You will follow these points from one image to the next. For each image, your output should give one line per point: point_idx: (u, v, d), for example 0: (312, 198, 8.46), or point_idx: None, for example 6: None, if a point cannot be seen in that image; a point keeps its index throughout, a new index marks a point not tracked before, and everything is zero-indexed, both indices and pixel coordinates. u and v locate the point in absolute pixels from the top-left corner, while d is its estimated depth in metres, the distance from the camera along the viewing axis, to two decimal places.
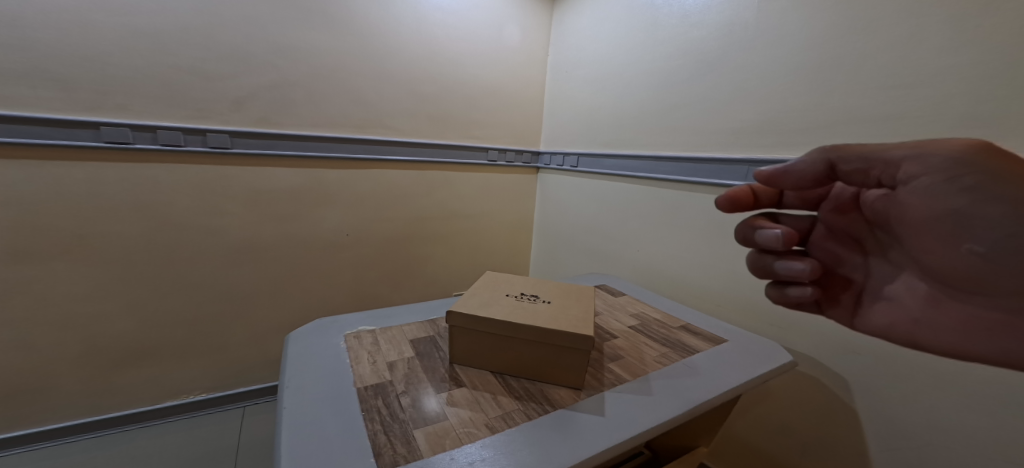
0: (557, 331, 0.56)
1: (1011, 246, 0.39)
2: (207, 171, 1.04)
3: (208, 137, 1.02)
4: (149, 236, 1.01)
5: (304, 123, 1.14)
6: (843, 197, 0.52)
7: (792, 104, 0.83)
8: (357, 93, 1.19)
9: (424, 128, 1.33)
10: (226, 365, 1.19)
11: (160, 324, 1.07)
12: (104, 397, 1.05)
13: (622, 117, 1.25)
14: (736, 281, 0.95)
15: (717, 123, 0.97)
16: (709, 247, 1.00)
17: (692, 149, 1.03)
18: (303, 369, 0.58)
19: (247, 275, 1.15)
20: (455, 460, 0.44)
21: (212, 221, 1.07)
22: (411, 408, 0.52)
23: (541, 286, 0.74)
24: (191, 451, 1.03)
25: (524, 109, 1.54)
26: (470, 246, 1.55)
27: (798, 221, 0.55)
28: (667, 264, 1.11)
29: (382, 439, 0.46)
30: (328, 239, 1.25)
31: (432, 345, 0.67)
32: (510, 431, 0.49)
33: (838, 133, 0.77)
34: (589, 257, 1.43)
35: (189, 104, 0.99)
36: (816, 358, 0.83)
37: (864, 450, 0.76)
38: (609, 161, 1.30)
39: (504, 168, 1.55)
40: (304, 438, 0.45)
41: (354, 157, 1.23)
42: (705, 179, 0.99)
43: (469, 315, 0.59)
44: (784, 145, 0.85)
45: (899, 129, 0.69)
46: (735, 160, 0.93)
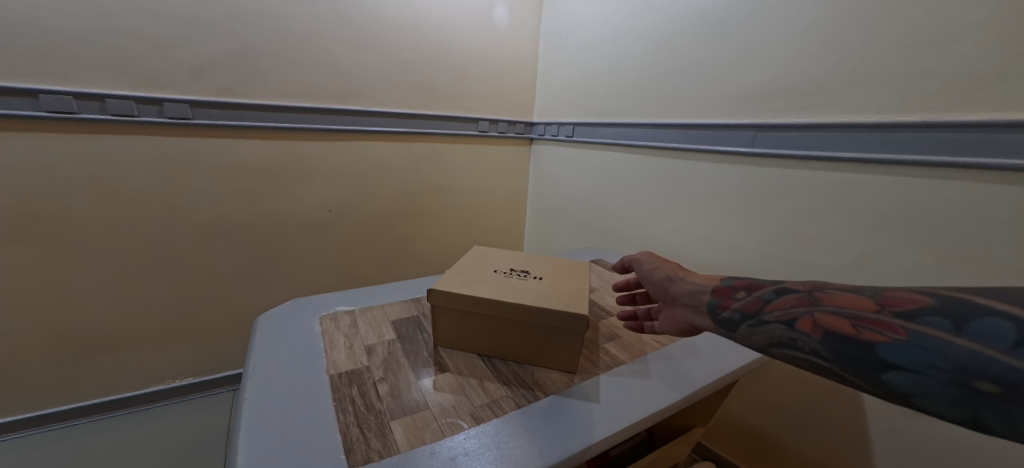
0: (546, 310, 0.51)
1: (651, 282, 0.62)
2: (170, 143, 0.96)
3: (165, 106, 0.93)
4: (108, 215, 0.94)
5: (275, 94, 1.05)
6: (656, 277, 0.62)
7: (805, 66, 0.76)
8: (331, 60, 1.09)
9: (410, 101, 1.25)
10: (209, 347, 1.15)
11: (132, 310, 1.02)
12: (79, 384, 1.01)
13: (619, 86, 1.17)
14: (736, 254, 0.90)
15: (722, 89, 0.90)
16: (711, 218, 0.95)
17: (694, 116, 0.96)
18: (269, 355, 0.53)
19: (222, 256, 1.09)
20: (435, 455, 0.39)
21: (178, 198, 1.00)
22: (389, 396, 0.47)
23: (531, 261, 0.68)
24: (177, 438, 1.01)
25: (516, 78, 1.45)
26: (461, 223, 1.50)
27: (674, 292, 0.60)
28: (664, 238, 1.06)
29: (355, 432, 0.41)
30: (310, 217, 1.19)
31: (415, 326, 0.63)
32: (497, 421, 0.44)
33: (852, 96, 0.70)
34: (583, 232, 1.39)
35: (140, 72, 0.90)
36: None
37: (864, 431, 0.74)
38: (605, 130, 1.23)
39: (496, 139, 1.47)
40: (266, 434, 0.40)
41: (332, 129, 1.15)
42: (707, 147, 0.93)
43: (453, 294, 0.53)
44: (794, 110, 0.78)
45: (924, 88, 0.62)
46: (741, 125, 0.86)
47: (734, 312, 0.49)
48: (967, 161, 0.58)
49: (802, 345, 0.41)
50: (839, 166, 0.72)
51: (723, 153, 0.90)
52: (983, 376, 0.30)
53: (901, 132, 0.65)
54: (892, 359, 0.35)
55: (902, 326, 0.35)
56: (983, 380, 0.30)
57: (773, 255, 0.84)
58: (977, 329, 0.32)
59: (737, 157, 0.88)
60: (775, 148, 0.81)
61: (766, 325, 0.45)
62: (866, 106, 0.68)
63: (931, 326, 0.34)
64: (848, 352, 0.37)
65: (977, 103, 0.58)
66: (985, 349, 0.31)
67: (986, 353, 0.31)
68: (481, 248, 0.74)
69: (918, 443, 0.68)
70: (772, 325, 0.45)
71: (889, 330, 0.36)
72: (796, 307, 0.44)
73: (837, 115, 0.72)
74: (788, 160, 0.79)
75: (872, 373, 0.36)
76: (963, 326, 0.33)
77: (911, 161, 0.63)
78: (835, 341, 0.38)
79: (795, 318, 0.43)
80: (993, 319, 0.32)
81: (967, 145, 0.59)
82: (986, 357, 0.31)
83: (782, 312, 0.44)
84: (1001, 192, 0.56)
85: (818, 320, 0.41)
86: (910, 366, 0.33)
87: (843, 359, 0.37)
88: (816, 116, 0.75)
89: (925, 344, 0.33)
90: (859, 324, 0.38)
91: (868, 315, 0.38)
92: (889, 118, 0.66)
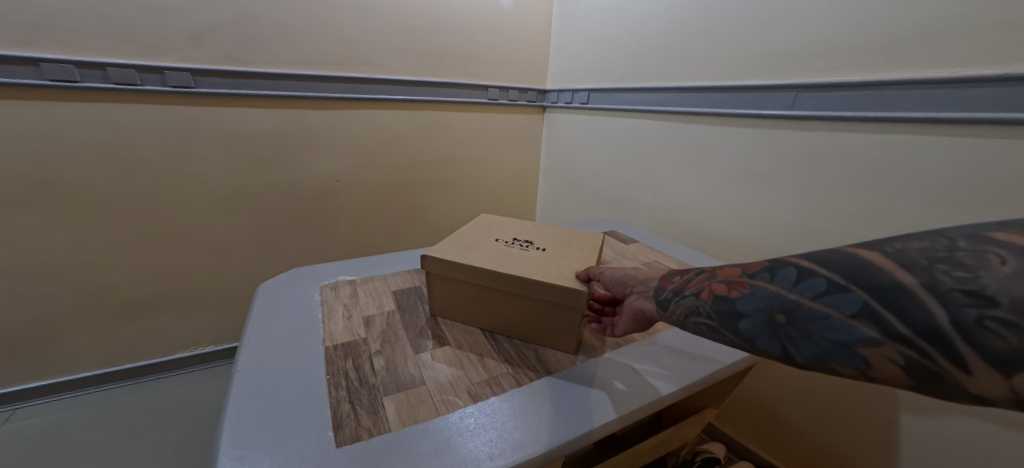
0: (543, 284, 0.47)
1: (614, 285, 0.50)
2: (173, 113, 0.94)
3: (167, 75, 0.91)
4: (119, 187, 0.94)
5: (278, 61, 1.01)
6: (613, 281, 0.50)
7: (862, 18, 0.65)
8: (333, 25, 1.04)
9: (417, 67, 1.19)
10: (230, 316, 1.19)
11: (151, 282, 1.05)
12: (106, 349, 1.05)
13: (641, 49, 1.08)
14: (766, 226, 0.84)
15: (762, 46, 0.80)
16: (739, 188, 0.88)
17: (725, 79, 0.87)
18: (266, 325, 0.51)
19: (234, 227, 1.09)
20: (429, 433, 0.37)
21: (186, 168, 0.99)
22: (385, 370, 0.45)
23: (537, 232, 0.64)
24: (202, 404, 1.06)
25: (529, 42, 1.36)
26: (472, 195, 1.46)
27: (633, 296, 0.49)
28: (685, 209, 1.01)
29: (346, 408, 0.39)
30: (318, 187, 1.17)
31: (416, 297, 0.60)
32: (495, 399, 0.42)
33: (917, 49, 0.60)
34: (597, 203, 1.33)
35: (139, 39, 0.86)
36: None
37: (893, 417, 0.69)
38: (625, 96, 1.15)
39: (507, 108, 1.41)
40: (255, 408, 0.38)
41: (336, 97, 1.10)
42: (739, 112, 0.85)
43: (449, 262, 0.50)
44: (844, 69, 0.69)
45: (1017, 36, 0.52)
46: (780, 86, 0.78)
47: (662, 291, 0.46)
48: None
49: (698, 312, 0.42)
50: (894, 129, 0.64)
51: (759, 117, 0.82)
52: (783, 312, 0.35)
53: (980, 88, 0.55)
54: (740, 308, 0.38)
55: (747, 281, 0.39)
56: (781, 314, 0.36)
57: (811, 228, 0.77)
58: (781, 276, 0.37)
59: (774, 121, 0.80)
60: (818, 111, 0.73)
61: (675, 296, 0.44)
62: (932, 59, 0.59)
63: (761, 278, 0.38)
64: (722, 310, 0.40)
65: None
66: (783, 289, 0.36)
67: (784, 293, 0.36)
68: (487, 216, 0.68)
69: (953, 431, 0.62)
70: (679, 296, 0.44)
71: (741, 286, 0.39)
72: (698, 278, 0.44)
73: (892, 73, 0.63)
74: (833, 123, 0.71)
75: (731, 325, 0.39)
76: (775, 274, 0.38)
77: (984, 119, 0.55)
78: (716, 301, 0.40)
79: (695, 287, 0.43)
80: (789, 268, 0.37)
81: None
82: (784, 296, 0.36)
83: (692, 284, 0.44)
84: None
85: (710, 287, 0.42)
86: (750, 312, 0.37)
87: (719, 317, 0.40)
88: (870, 74, 0.66)
89: (759, 293, 0.38)
90: (728, 284, 0.40)
91: (732, 276, 0.41)
92: (960, 73, 0.57)
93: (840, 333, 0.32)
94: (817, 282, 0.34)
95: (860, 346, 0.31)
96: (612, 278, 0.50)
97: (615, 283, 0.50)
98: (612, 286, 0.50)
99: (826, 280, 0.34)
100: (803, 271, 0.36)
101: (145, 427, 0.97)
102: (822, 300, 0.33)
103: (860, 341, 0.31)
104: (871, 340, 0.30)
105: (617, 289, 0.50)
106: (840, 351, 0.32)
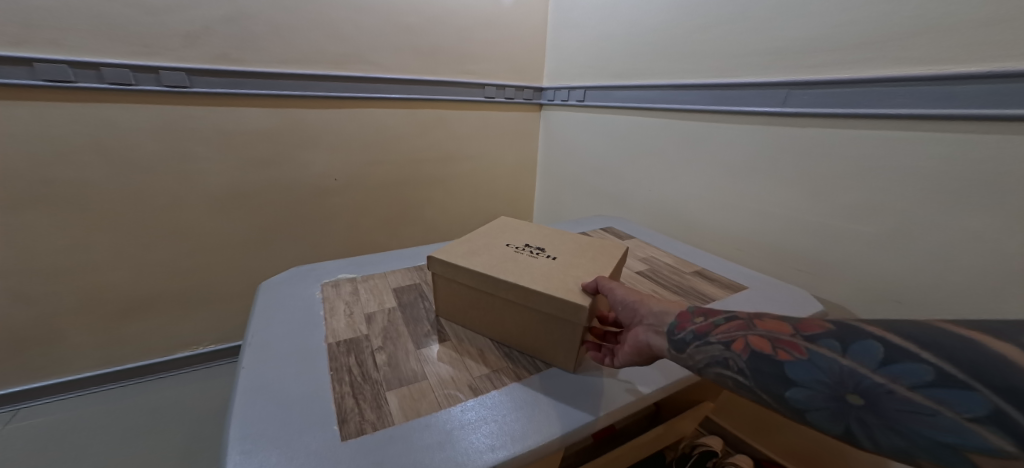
0: (541, 294, 0.45)
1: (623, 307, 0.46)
2: (168, 112, 0.93)
3: (162, 74, 0.90)
4: (115, 187, 0.93)
5: (274, 60, 1.01)
6: (622, 303, 0.46)
7: (850, 16, 0.67)
8: (329, 24, 1.04)
9: (414, 65, 1.19)
10: (228, 315, 1.19)
11: (150, 281, 1.05)
12: (104, 349, 1.05)
13: (636, 46, 1.09)
14: (760, 221, 0.86)
15: (754, 44, 0.81)
16: (733, 183, 0.89)
17: (719, 76, 0.89)
18: (269, 322, 0.52)
19: (231, 227, 1.09)
20: (432, 427, 0.38)
21: (182, 168, 0.99)
22: (387, 365, 0.46)
23: (553, 239, 0.62)
24: (202, 403, 1.06)
25: (525, 40, 1.36)
26: (469, 193, 1.47)
27: (641, 325, 0.45)
28: (681, 205, 1.02)
29: (350, 403, 0.40)
30: (316, 185, 1.17)
31: (417, 294, 0.61)
32: (496, 392, 0.43)
33: (903, 46, 0.62)
34: (595, 199, 1.34)
35: (133, 39, 0.86)
36: (846, 307, 0.74)
37: None
38: (621, 93, 1.15)
39: (504, 106, 1.41)
40: (261, 404, 0.39)
41: (333, 95, 1.10)
42: (732, 108, 0.86)
43: (450, 264, 0.51)
44: (833, 65, 0.70)
45: (998, 33, 0.54)
46: (770, 83, 0.79)
47: (679, 331, 0.41)
48: None
49: (727, 364, 0.37)
50: (882, 124, 0.65)
51: (752, 114, 0.83)
52: (859, 392, 0.30)
53: (963, 84, 0.57)
54: (793, 375, 0.33)
55: (805, 345, 0.34)
56: (857, 395, 0.30)
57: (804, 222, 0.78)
58: (858, 350, 0.31)
59: (767, 117, 0.81)
60: (809, 107, 0.74)
61: (699, 341, 0.39)
62: (918, 57, 0.60)
63: (825, 345, 0.33)
64: (764, 371, 0.34)
65: None
66: (864, 367, 0.30)
67: (862, 371, 0.30)
68: (506, 220, 0.69)
69: None
70: (704, 343, 0.39)
71: (795, 349, 0.34)
72: (729, 327, 0.39)
73: (879, 70, 0.65)
74: (823, 119, 0.72)
75: (776, 391, 0.34)
76: (847, 346, 0.32)
77: (975, 116, 0.56)
78: (756, 359, 0.35)
79: (727, 337, 0.38)
80: (871, 341, 0.31)
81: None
82: (863, 375, 0.30)
83: (725, 333, 0.38)
84: None
85: (747, 340, 0.37)
86: (806, 383, 0.32)
87: (758, 378, 0.35)
88: (859, 71, 0.67)
89: (821, 363, 0.32)
90: (775, 343, 0.35)
91: (780, 334, 0.36)
92: (943, 70, 0.58)
93: (948, 434, 0.26)
94: (918, 368, 0.28)
95: (976, 455, 0.25)
96: (622, 300, 0.46)
97: (624, 307, 0.46)
98: (620, 307, 0.47)
99: (931, 368, 0.28)
100: (892, 350, 0.30)
101: (146, 426, 0.98)
102: (922, 391, 0.27)
103: (976, 449, 0.25)
104: (995, 452, 0.24)
105: (624, 312, 0.46)
106: (942, 455, 0.26)
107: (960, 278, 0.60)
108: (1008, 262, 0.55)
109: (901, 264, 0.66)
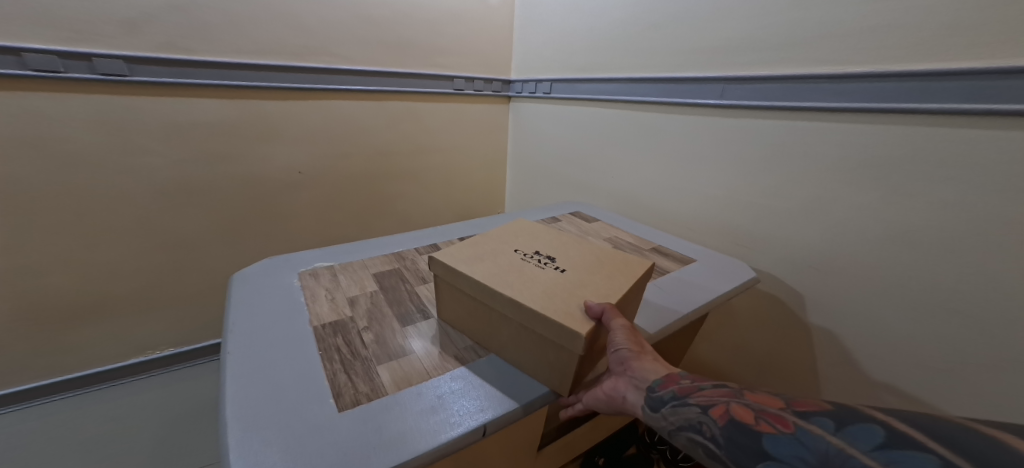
0: (538, 316, 0.42)
1: (616, 354, 0.42)
2: (107, 103, 0.88)
3: (96, 62, 0.84)
4: (46, 185, 0.87)
5: (226, 50, 0.97)
6: (618, 350, 0.42)
7: (776, 19, 0.76)
8: (288, 14, 1.01)
9: (379, 58, 1.18)
10: (189, 315, 1.15)
11: (96, 283, 0.99)
12: (44, 358, 0.98)
13: (596, 42, 1.14)
14: (707, 203, 0.94)
15: (697, 41, 0.89)
16: (682, 168, 0.97)
17: (668, 71, 0.96)
18: (249, 310, 0.52)
19: (186, 224, 1.05)
20: (423, 394, 0.41)
21: (125, 162, 0.93)
22: (376, 344, 0.48)
23: (568, 248, 0.58)
24: (164, 408, 1.03)
25: (492, 33, 1.38)
26: (439, 185, 1.48)
27: (626, 381, 0.41)
28: (640, 191, 1.09)
29: (343, 378, 0.43)
30: (279, 179, 1.15)
31: (397, 277, 0.64)
32: (480, 361, 0.48)
33: (818, 48, 0.71)
34: (562, 188, 1.40)
35: (59, 23, 0.80)
36: (777, 276, 0.84)
37: (814, 368, 0.81)
38: (584, 86, 1.21)
39: (471, 98, 1.43)
40: (253, 386, 0.40)
41: (294, 87, 1.08)
42: (680, 100, 0.94)
43: (450, 268, 0.49)
44: (765, 63, 0.79)
45: (882, 39, 0.64)
46: (709, 78, 0.88)
47: (660, 389, 0.38)
48: (918, 106, 0.60)
49: (700, 430, 0.32)
50: (802, 115, 0.74)
51: (695, 106, 0.91)
52: None
53: (863, 82, 0.66)
54: (768, 450, 0.27)
55: (791, 420, 0.29)
56: None
57: (743, 202, 0.87)
58: (855, 433, 0.25)
59: (708, 109, 0.89)
60: (743, 100, 0.83)
61: (676, 401, 0.36)
62: (833, 58, 0.70)
63: (816, 423, 0.27)
64: (738, 442, 0.29)
65: (942, 60, 0.58)
66: (850, 447, 0.24)
67: (851, 453, 0.24)
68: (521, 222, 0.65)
69: (853, 369, 0.75)
70: (681, 403, 0.35)
71: (781, 423, 0.29)
72: (714, 392, 0.35)
73: (799, 68, 0.74)
74: (756, 110, 0.81)
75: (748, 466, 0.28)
76: (843, 427, 0.26)
77: (874, 108, 0.65)
78: (733, 429, 0.30)
79: (707, 401, 0.34)
80: (873, 426, 0.25)
81: (915, 90, 0.61)
82: (849, 455, 0.24)
83: (705, 397, 0.35)
84: (948, 132, 0.59)
85: (728, 407, 0.32)
86: (782, 458, 0.26)
87: (732, 451, 0.30)
88: (787, 68, 0.76)
89: (808, 441, 0.26)
90: (758, 414, 0.30)
91: (768, 407, 0.31)
92: (848, 70, 0.68)
93: None
94: (921, 456, 0.22)
95: None
96: (619, 347, 0.42)
97: (617, 353, 0.42)
98: (612, 353, 0.42)
99: (937, 458, 0.22)
100: (896, 438, 0.24)
101: (101, 435, 0.94)
102: None
103: None
104: None
105: (616, 360, 0.42)
106: None
107: (859, 246, 0.70)
108: (903, 234, 0.65)
109: (818, 235, 0.76)
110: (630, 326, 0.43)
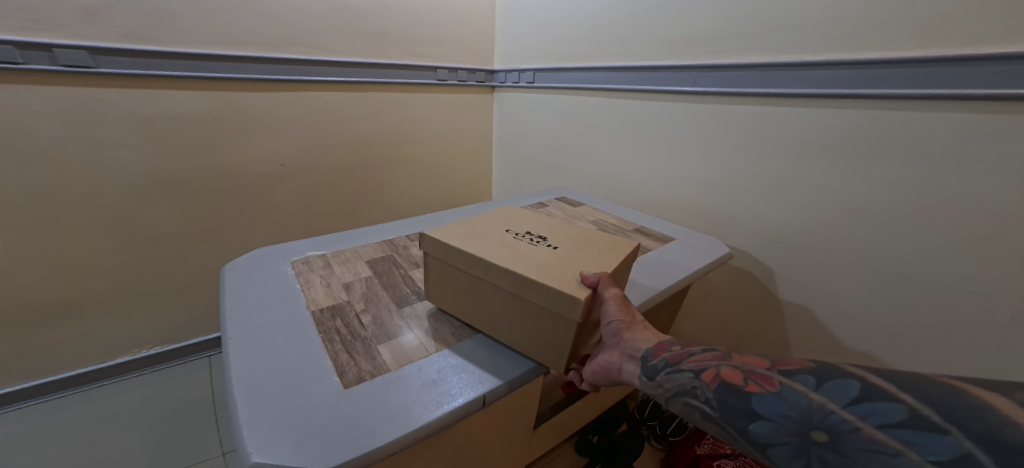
0: (536, 284, 0.44)
1: (610, 326, 0.45)
2: (73, 95, 0.85)
3: (57, 53, 0.81)
4: (11, 182, 0.84)
5: (198, 41, 0.95)
6: (611, 323, 0.45)
7: (746, 9, 0.79)
8: (263, 3, 0.99)
9: (360, 48, 1.17)
10: (172, 313, 1.13)
11: (71, 282, 0.96)
12: (18, 361, 0.96)
13: (577, 31, 1.16)
14: (685, 187, 0.98)
15: (673, 31, 0.92)
16: (660, 153, 1.01)
17: (646, 60, 0.99)
18: (244, 298, 0.53)
19: (164, 219, 1.03)
20: (423, 369, 0.44)
21: (96, 157, 0.91)
22: (374, 325, 0.50)
23: (558, 229, 0.60)
24: (150, 407, 1.02)
25: (473, 22, 1.38)
26: (424, 175, 1.48)
27: (620, 351, 0.44)
28: (622, 176, 1.13)
29: (345, 357, 0.44)
30: (260, 172, 1.13)
31: (391, 263, 0.65)
32: (475, 339, 0.51)
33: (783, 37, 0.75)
34: (547, 176, 1.43)
35: (16, 13, 0.76)
36: (750, 253, 0.89)
37: (785, 338, 0.87)
38: (566, 75, 1.23)
39: (454, 89, 1.43)
40: (257, 367, 0.41)
41: (272, 78, 1.07)
42: (657, 88, 0.97)
43: (443, 244, 0.51)
44: (736, 52, 0.82)
45: (840, 30, 0.68)
46: (685, 66, 0.91)
47: (652, 358, 0.41)
48: (870, 91, 0.66)
49: (694, 394, 0.35)
50: (770, 101, 0.78)
51: (672, 93, 0.95)
52: (823, 429, 0.26)
53: (823, 70, 0.71)
54: (758, 409, 0.30)
55: (776, 379, 0.31)
56: (821, 432, 0.26)
57: (717, 184, 0.91)
58: (833, 386, 0.28)
59: (684, 97, 0.93)
60: (717, 87, 0.87)
61: (670, 369, 0.39)
62: (797, 47, 0.74)
63: (799, 381, 0.30)
64: (730, 403, 0.32)
65: (893, 50, 0.63)
66: (831, 403, 0.27)
67: (831, 408, 0.27)
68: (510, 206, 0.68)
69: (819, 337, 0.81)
70: (674, 370, 0.38)
71: (767, 382, 0.31)
72: (704, 357, 0.37)
73: (766, 56, 0.78)
74: (728, 96, 0.85)
75: (740, 425, 0.31)
76: (822, 383, 0.29)
77: (833, 94, 0.70)
78: (724, 391, 0.33)
79: (698, 366, 0.37)
80: (848, 379, 0.28)
81: (864, 77, 0.66)
82: (830, 412, 0.27)
83: (696, 362, 0.37)
84: (897, 114, 0.64)
85: (718, 371, 0.35)
86: (771, 417, 0.29)
87: (724, 411, 0.32)
88: (757, 56, 0.79)
89: (790, 397, 0.29)
90: (746, 374, 0.33)
91: (755, 368, 0.33)
92: (809, 58, 0.73)
93: None
94: (892, 408, 0.25)
95: None
96: (612, 319, 0.45)
97: (611, 326, 0.45)
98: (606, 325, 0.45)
99: (906, 409, 0.24)
100: (868, 390, 0.27)
101: (86, 436, 0.92)
102: (888, 431, 0.24)
103: None
104: None
105: (610, 332, 0.45)
106: None
107: (822, 222, 0.76)
108: (862, 210, 0.70)
109: (785, 213, 0.81)
110: (621, 299, 0.45)
